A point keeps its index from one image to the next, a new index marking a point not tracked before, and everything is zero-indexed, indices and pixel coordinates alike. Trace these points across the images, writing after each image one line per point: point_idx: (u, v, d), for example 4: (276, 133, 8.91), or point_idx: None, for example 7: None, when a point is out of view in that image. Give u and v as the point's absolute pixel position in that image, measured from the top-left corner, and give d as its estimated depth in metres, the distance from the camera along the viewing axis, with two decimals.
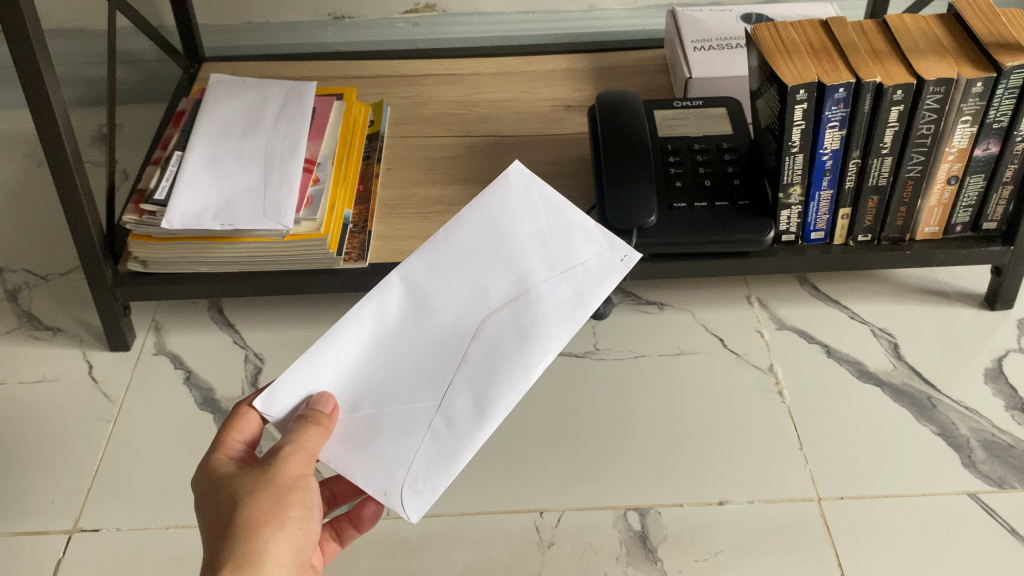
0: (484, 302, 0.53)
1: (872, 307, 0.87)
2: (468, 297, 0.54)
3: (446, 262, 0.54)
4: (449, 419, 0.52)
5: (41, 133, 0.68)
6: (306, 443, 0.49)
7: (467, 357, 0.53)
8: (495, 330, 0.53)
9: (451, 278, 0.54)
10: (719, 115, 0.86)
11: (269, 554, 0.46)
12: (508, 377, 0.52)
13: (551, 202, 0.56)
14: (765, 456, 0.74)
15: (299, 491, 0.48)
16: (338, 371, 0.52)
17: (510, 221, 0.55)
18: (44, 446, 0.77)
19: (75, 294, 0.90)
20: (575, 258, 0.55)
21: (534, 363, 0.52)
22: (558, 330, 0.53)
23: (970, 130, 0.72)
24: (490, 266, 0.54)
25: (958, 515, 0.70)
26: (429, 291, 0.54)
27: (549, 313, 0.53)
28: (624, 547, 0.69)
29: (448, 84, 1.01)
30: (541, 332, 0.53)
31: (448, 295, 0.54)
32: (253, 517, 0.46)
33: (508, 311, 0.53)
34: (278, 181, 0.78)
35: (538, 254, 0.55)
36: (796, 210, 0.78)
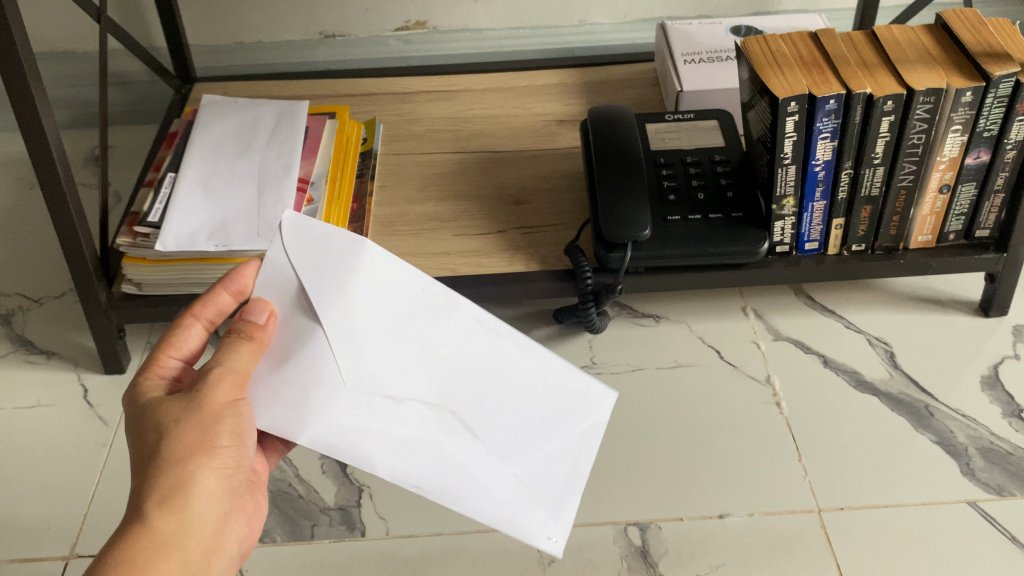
0: (496, 411, 0.53)
1: (867, 316, 0.87)
2: (502, 397, 0.54)
3: (505, 360, 0.54)
4: (341, 419, 0.51)
5: (33, 155, 0.67)
6: (236, 363, 0.48)
7: (426, 415, 0.52)
8: (459, 427, 0.52)
9: (489, 368, 0.54)
10: (710, 128, 0.86)
11: (198, 483, 0.47)
12: (407, 464, 0.51)
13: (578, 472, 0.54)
14: (765, 466, 0.74)
15: (227, 418, 0.48)
16: (375, 275, 0.52)
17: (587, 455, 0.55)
18: (39, 471, 0.76)
19: (70, 317, 0.90)
20: (564, 522, 0.53)
21: (432, 475, 0.51)
22: (437, 467, 0.51)
23: (960, 139, 0.72)
24: (537, 424, 0.54)
25: (957, 524, 0.70)
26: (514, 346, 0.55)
27: (470, 454, 0.52)
28: (625, 563, 0.68)
29: (440, 101, 1.01)
30: (442, 452, 0.51)
31: (496, 376, 0.54)
32: (179, 447, 0.47)
33: (463, 424, 0.52)
34: (272, 201, 0.78)
35: (522, 446, 0.53)
36: (789, 221, 0.78)
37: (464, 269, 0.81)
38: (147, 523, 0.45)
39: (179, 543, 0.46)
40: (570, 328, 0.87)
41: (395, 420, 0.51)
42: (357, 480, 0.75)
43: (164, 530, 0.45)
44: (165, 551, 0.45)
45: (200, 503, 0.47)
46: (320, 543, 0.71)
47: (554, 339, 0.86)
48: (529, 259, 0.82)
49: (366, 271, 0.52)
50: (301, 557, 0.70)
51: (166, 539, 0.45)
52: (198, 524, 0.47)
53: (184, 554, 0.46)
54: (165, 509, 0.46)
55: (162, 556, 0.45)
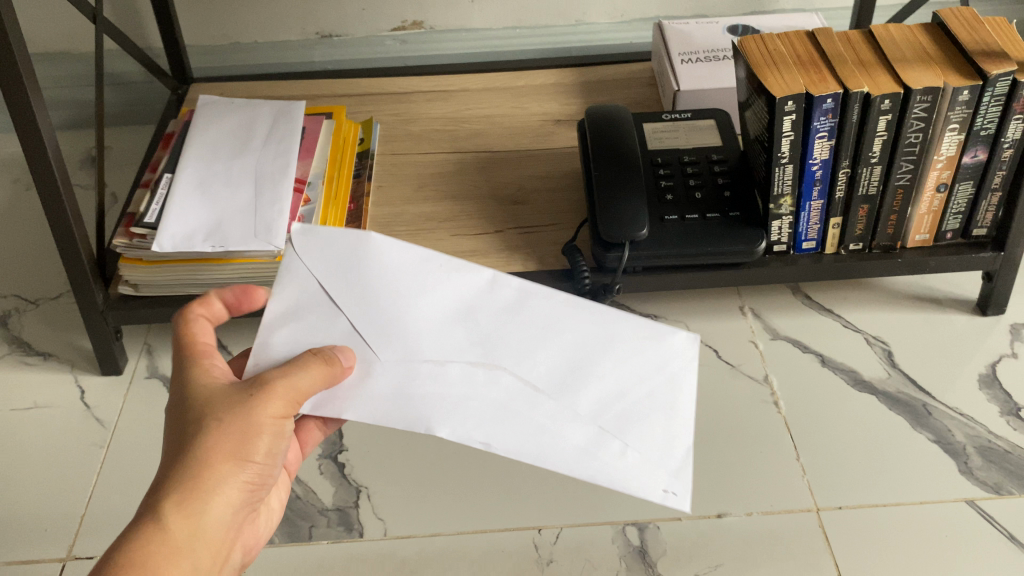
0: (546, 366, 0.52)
1: (865, 315, 0.87)
2: (549, 353, 0.52)
3: (543, 314, 0.53)
4: (394, 390, 0.50)
5: (29, 155, 0.67)
6: (297, 381, 0.47)
7: (477, 377, 0.51)
8: (513, 385, 0.51)
9: (527, 322, 0.53)
10: (707, 127, 0.86)
11: (221, 492, 0.46)
12: (470, 421, 0.49)
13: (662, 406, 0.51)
14: (763, 466, 0.74)
15: (265, 433, 0.47)
16: (401, 266, 0.53)
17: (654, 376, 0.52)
18: (36, 473, 0.76)
19: (66, 319, 0.89)
20: (636, 445, 0.50)
21: (494, 432, 0.49)
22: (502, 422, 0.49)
23: (957, 138, 0.72)
24: (594, 365, 0.52)
25: (956, 522, 0.70)
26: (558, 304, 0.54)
27: (532, 407, 0.50)
28: (623, 563, 0.68)
29: (437, 101, 1.01)
30: (505, 407, 0.50)
31: (541, 333, 0.53)
32: (210, 453, 0.45)
33: (516, 377, 0.51)
34: (269, 202, 0.78)
35: (586, 387, 0.51)
36: (787, 220, 0.78)
37: None
38: (162, 523, 0.44)
39: (191, 548, 0.45)
40: None
41: (448, 381, 0.50)
42: (355, 481, 0.75)
43: (176, 533, 0.44)
44: (175, 557, 0.44)
45: (218, 511, 0.46)
46: (319, 544, 0.70)
47: None
48: (526, 259, 0.82)
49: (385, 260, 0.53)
50: (299, 558, 0.69)
51: (178, 542, 0.44)
52: (212, 532, 0.46)
53: (195, 559, 0.45)
54: (183, 512, 0.44)
55: (173, 560, 0.44)
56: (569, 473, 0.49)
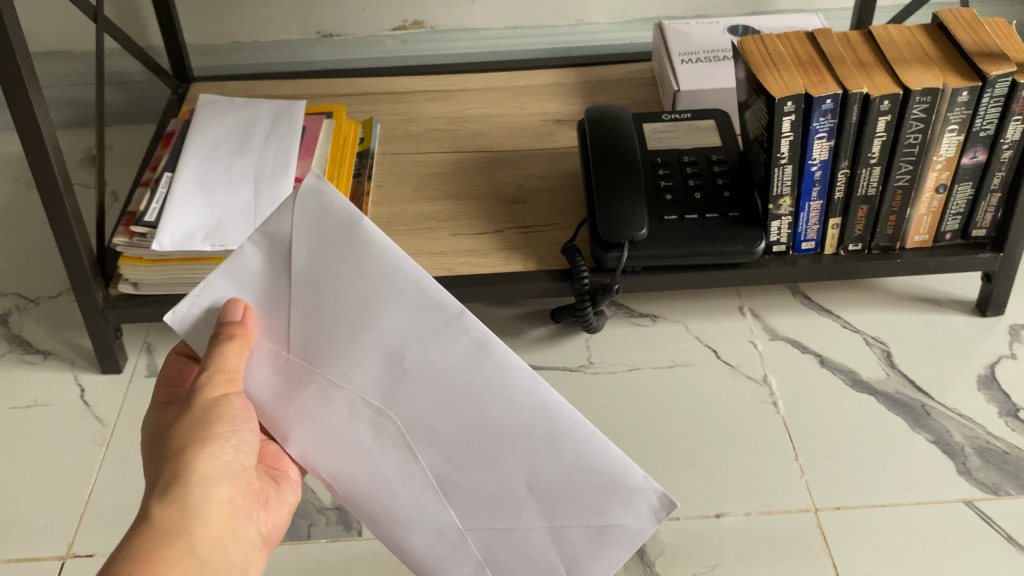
0: (447, 435, 0.47)
1: (864, 315, 0.87)
2: (465, 409, 0.47)
3: (465, 353, 0.47)
4: (303, 425, 0.49)
5: (30, 154, 0.67)
6: (221, 359, 0.46)
7: (361, 417, 0.48)
8: (397, 446, 0.48)
9: (448, 356, 0.47)
10: (707, 127, 0.86)
11: (201, 472, 0.45)
12: (340, 457, 0.49)
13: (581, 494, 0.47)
14: (761, 467, 0.75)
15: (222, 408, 0.47)
16: (315, 278, 0.47)
17: (572, 527, 0.48)
18: (35, 471, 0.76)
19: (66, 317, 0.89)
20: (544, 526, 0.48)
21: (354, 483, 0.49)
22: (404, 475, 0.48)
23: (956, 139, 0.72)
24: (511, 465, 0.47)
25: (954, 523, 0.70)
26: (503, 396, 0.47)
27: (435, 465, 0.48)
28: (621, 562, 0.68)
29: (438, 101, 1.01)
30: (408, 461, 0.48)
31: (461, 378, 0.47)
32: (177, 440, 0.46)
33: (426, 430, 0.47)
34: (268, 201, 0.78)
35: (503, 454, 0.47)
36: (786, 221, 0.78)
37: (461, 269, 0.81)
38: (149, 515, 0.43)
39: (187, 530, 0.43)
40: (567, 328, 0.87)
41: (329, 416, 0.48)
42: None
43: (167, 517, 0.43)
44: (170, 540, 0.42)
45: (207, 489, 0.45)
46: (318, 543, 0.71)
47: (551, 340, 0.86)
48: (525, 259, 0.82)
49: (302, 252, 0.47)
50: (299, 557, 0.70)
51: (171, 526, 0.43)
52: (207, 512, 0.45)
53: (193, 541, 0.43)
54: (167, 497, 0.43)
55: (168, 544, 0.42)
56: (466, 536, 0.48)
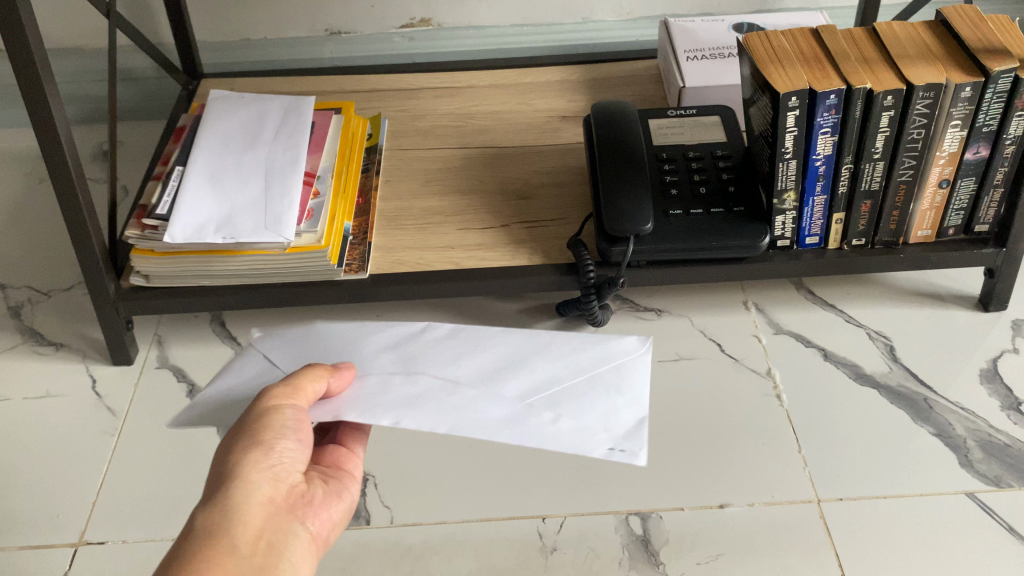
0: (471, 366, 0.54)
1: (867, 310, 0.88)
2: (478, 355, 0.55)
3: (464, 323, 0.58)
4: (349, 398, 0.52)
5: (43, 147, 0.68)
6: (298, 377, 0.50)
7: (394, 375, 0.53)
8: (432, 382, 0.52)
9: (456, 326, 0.59)
10: (712, 123, 0.87)
11: (244, 477, 0.46)
12: (395, 407, 0.51)
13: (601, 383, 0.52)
14: (765, 459, 0.75)
15: (274, 414, 0.48)
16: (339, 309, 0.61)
17: (598, 378, 0.53)
18: (48, 461, 0.77)
19: (78, 310, 0.91)
20: (584, 415, 0.50)
21: (416, 410, 0.50)
22: (452, 407, 0.50)
23: (959, 134, 0.73)
24: (525, 363, 0.54)
25: (956, 514, 0.71)
26: (504, 334, 0.57)
27: (475, 394, 0.51)
28: (625, 551, 0.69)
29: (445, 97, 1.02)
30: (452, 399, 0.51)
31: (468, 338, 0.57)
32: (230, 444, 0.47)
33: (456, 378, 0.53)
34: (279, 195, 0.79)
35: (521, 379, 0.53)
36: (790, 216, 0.79)
37: (468, 263, 0.82)
38: (193, 521, 0.44)
39: (228, 534, 0.44)
40: (573, 322, 0.88)
41: (370, 389, 0.52)
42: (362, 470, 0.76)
43: (206, 524, 0.44)
44: (213, 543, 0.43)
45: (250, 493, 0.45)
46: None
47: None
48: (532, 253, 0.83)
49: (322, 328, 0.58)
50: None
51: (211, 531, 0.44)
52: (249, 516, 0.45)
53: (234, 546, 0.44)
54: (210, 504, 0.45)
55: (207, 548, 0.43)
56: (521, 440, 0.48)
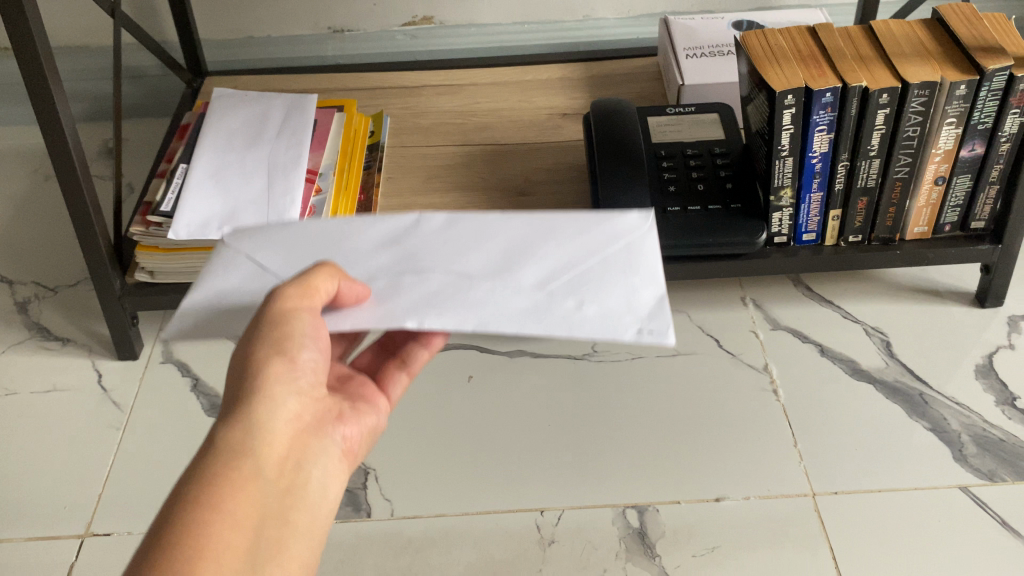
0: (481, 259, 0.50)
1: (864, 306, 0.89)
2: (474, 253, 0.51)
3: (444, 229, 0.53)
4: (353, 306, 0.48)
5: (49, 144, 0.69)
6: (313, 279, 0.46)
7: (390, 276, 0.50)
8: (446, 277, 0.49)
9: (442, 241, 0.52)
10: (711, 120, 0.88)
11: (272, 390, 0.44)
12: (417, 308, 0.47)
13: (612, 258, 0.50)
14: (762, 452, 0.76)
15: (293, 321, 0.45)
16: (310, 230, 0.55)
17: (608, 252, 0.50)
18: (55, 453, 0.79)
19: (84, 306, 0.92)
20: (591, 295, 0.47)
21: (438, 311, 0.46)
22: (461, 301, 0.47)
23: (955, 132, 0.74)
24: (531, 249, 0.51)
25: (949, 508, 0.72)
26: (492, 225, 0.53)
27: (479, 288, 0.48)
28: (622, 544, 0.70)
29: (446, 95, 1.03)
30: (458, 299, 0.47)
31: (462, 238, 0.52)
32: (249, 352, 0.44)
33: (451, 277, 0.49)
34: (282, 191, 0.80)
35: (529, 269, 0.49)
36: (787, 212, 0.80)
37: None
38: (214, 431, 0.42)
39: (255, 449, 0.42)
40: None
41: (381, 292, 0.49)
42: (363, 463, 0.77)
43: (232, 439, 0.42)
44: (238, 458, 0.41)
45: (281, 404, 0.44)
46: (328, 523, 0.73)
47: None
48: None
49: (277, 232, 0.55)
50: None
51: (237, 446, 0.42)
52: (277, 429, 0.44)
53: (260, 464, 0.42)
54: (232, 419, 0.42)
55: (235, 461, 0.41)
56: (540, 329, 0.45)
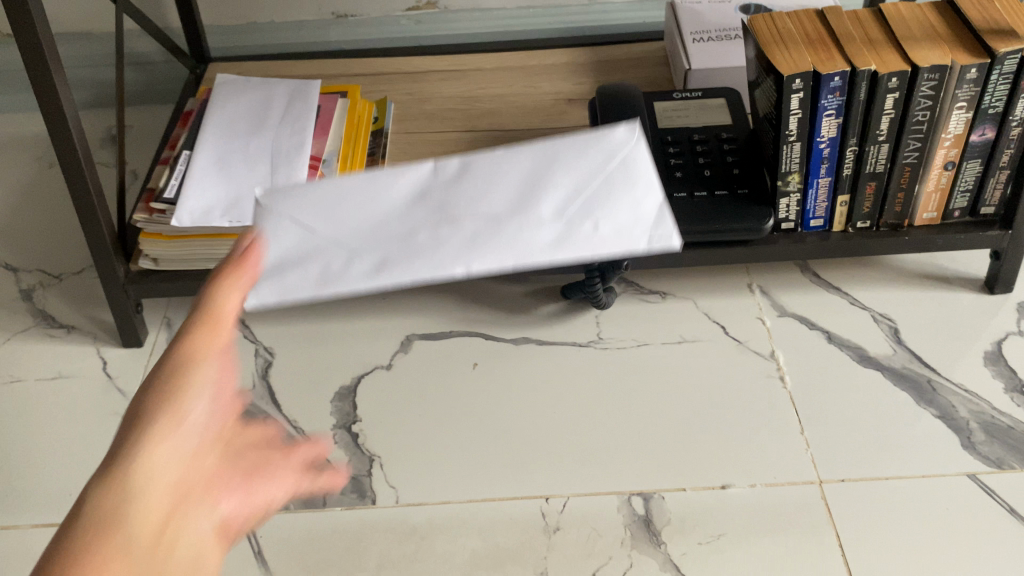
0: (444, 160, 0.38)
1: (872, 293, 0.88)
2: (469, 144, 0.40)
3: (433, 133, 0.42)
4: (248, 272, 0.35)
5: (51, 130, 0.69)
6: None
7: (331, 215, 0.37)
8: (386, 198, 0.37)
9: (423, 149, 0.41)
10: (718, 106, 0.87)
11: None
12: (332, 273, 0.34)
13: (610, 151, 0.39)
14: (768, 440, 0.76)
15: None
16: None
17: (595, 156, 0.38)
18: (59, 441, 0.79)
19: (89, 293, 0.92)
20: (600, 212, 0.36)
21: (368, 258, 0.35)
22: (394, 234, 0.35)
23: (965, 116, 0.73)
24: (530, 176, 0.37)
25: (957, 495, 0.71)
26: (466, 127, 0.40)
27: (426, 220, 0.36)
28: (627, 531, 0.70)
29: (451, 80, 1.03)
30: (401, 230, 0.36)
31: (447, 116, 0.42)
32: None
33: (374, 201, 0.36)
34: (285, 177, 0.79)
35: (496, 178, 0.37)
36: (794, 198, 0.79)
37: None
38: None
39: None
40: (577, 305, 0.89)
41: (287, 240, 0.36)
42: (369, 450, 0.77)
43: None
44: None
45: None
46: (333, 511, 0.72)
47: (562, 316, 0.88)
48: None
49: None
50: (314, 523, 0.72)
51: None
52: None
53: None
54: None
55: None
56: (515, 264, 0.34)
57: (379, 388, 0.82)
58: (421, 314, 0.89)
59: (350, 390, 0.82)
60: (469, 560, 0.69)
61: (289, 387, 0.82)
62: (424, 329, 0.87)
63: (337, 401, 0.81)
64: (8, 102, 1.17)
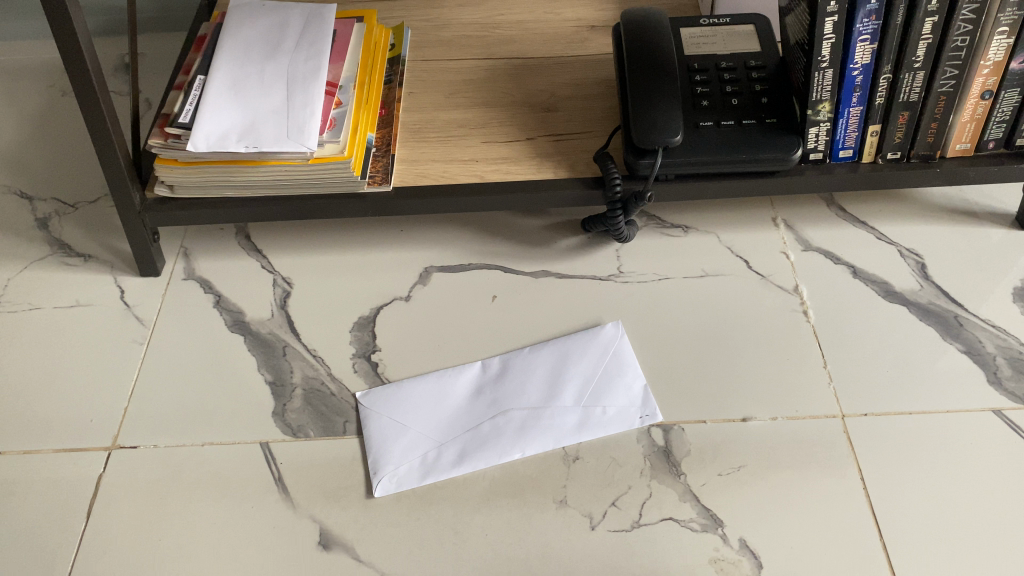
0: (538, 392, 0.75)
1: (898, 227, 0.86)
2: (535, 384, 0.75)
3: (512, 368, 0.76)
4: (424, 417, 0.73)
5: (63, 56, 0.66)
6: None
7: (479, 405, 0.74)
8: (523, 413, 0.73)
9: (508, 381, 0.76)
10: (746, 32, 0.84)
11: None
12: (480, 455, 0.71)
13: (623, 356, 0.77)
14: (790, 373, 0.75)
15: None
16: (419, 396, 0.75)
17: (627, 381, 0.75)
18: (78, 368, 0.79)
19: (105, 222, 0.91)
20: (607, 404, 0.73)
21: (482, 454, 0.71)
22: (513, 445, 0.71)
23: (1006, 42, 0.70)
24: (564, 372, 0.76)
25: (981, 431, 0.70)
26: (537, 356, 0.77)
27: (525, 426, 0.72)
28: (647, 461, 0.70)
29: (470, 6, 1.00)
30: (522, 440, 0.71)
31: (525, 378, 0.76)
32: None
33: (497, 421, 0.73)
34: (301, 103, 0.77)
35: (548, 388, 0.75)
36: (824, 127, 0.77)
37: (492, 176, 0.81)
38: None
39: None
40: (598, 239, 0.87)
41: (433, 453, 0.71)
42: (388, 380, 0.76)
43: None
44: None
45: None
46: (353, 439, 0.73)
47: (582, 249, 0.87)
48: (557, 166, 0.81)
49: (399, 392, 0.75)
50: (334, 451, 0.72)
51: None
52: None
53: None
54: None
55: None
56: (569, 442, 0.71)
57: (398, 319, 0.81)
58: (439, 246, 0.88)
59: (369, 320, 0.81)
60: (488, 488, 0.69)
61: (307, 316, 0.82)
62: (443, 261, 0.86)
63: (356, 330, 0.80)
64: (20, 30, 1.15)
